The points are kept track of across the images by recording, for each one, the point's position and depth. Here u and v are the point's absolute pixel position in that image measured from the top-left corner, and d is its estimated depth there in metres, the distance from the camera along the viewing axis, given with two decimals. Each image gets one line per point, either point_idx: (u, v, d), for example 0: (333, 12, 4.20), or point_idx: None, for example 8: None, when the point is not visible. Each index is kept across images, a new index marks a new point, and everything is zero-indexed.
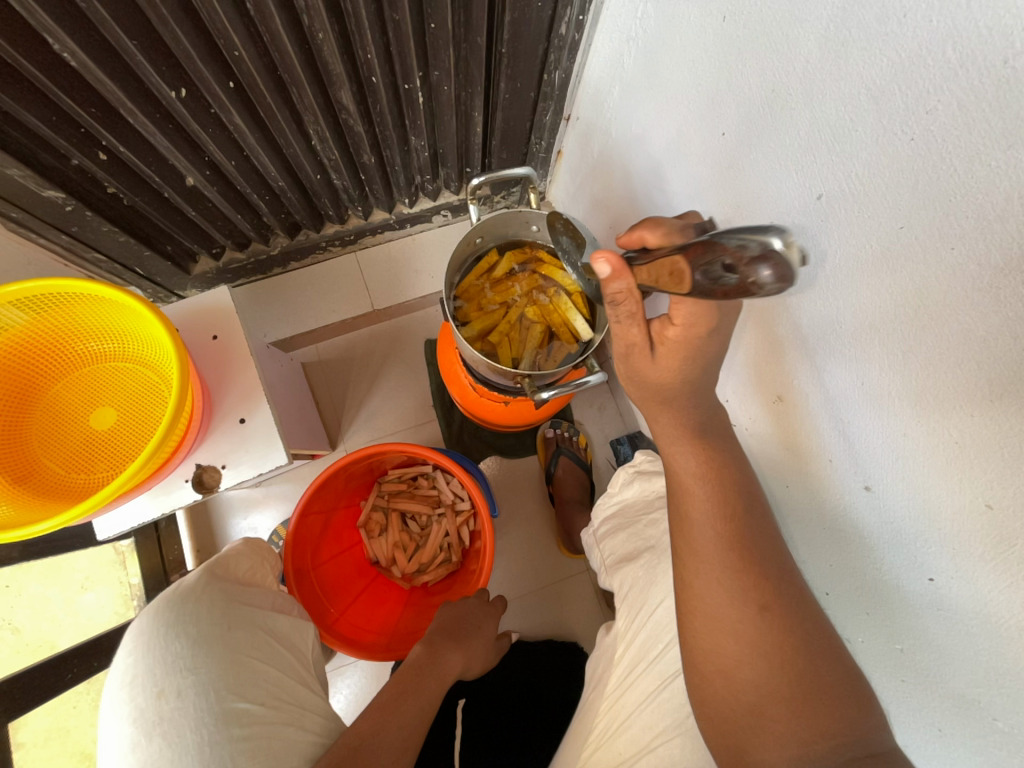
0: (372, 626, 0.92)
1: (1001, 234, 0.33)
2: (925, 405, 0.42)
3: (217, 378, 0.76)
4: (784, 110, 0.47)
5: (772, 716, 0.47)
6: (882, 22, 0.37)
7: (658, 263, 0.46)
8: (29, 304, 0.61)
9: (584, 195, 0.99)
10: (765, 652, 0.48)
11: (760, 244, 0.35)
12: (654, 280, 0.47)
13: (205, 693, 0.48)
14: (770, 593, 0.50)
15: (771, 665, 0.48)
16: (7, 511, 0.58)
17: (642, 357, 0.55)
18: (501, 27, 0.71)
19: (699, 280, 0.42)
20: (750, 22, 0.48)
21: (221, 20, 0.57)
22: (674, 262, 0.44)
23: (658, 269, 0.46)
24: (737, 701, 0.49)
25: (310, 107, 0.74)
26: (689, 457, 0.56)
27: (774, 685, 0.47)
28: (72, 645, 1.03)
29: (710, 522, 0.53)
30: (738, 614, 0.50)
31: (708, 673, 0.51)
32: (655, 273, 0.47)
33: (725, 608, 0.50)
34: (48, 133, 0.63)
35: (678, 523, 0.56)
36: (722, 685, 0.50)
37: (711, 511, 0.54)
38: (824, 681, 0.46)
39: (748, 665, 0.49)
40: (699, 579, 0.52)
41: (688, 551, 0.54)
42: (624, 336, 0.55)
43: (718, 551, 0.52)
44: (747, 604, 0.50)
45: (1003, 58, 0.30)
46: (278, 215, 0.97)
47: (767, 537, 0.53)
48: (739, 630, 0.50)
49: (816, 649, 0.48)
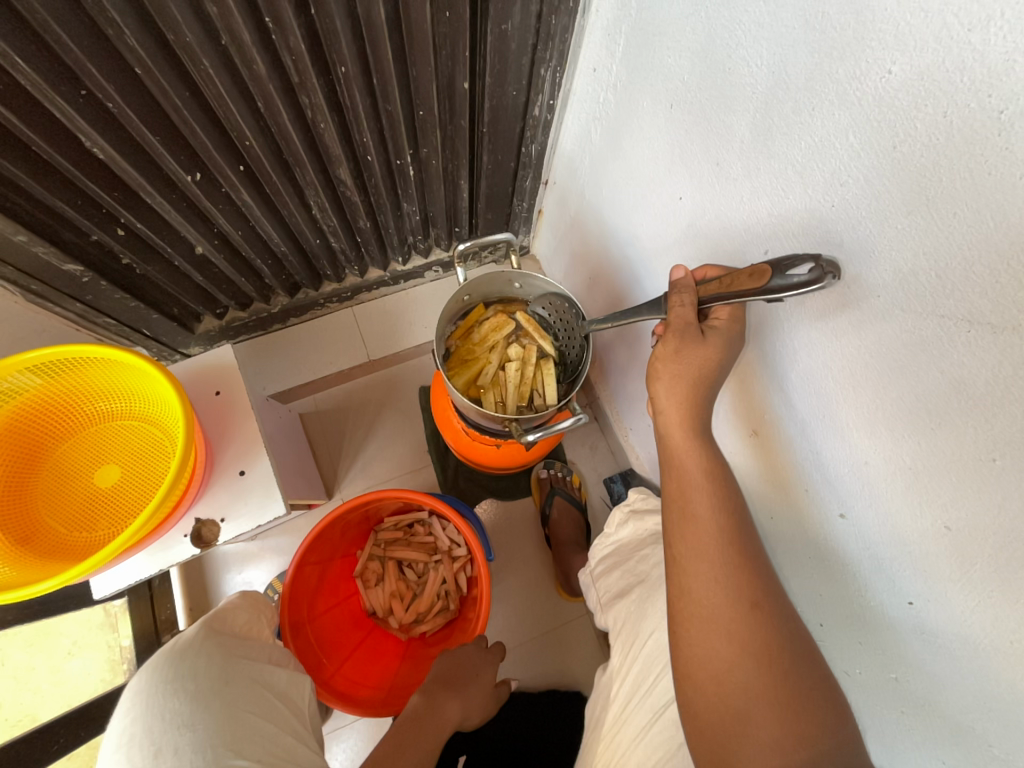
0: (369, 681, 0.90)
1: (915, 284, 0.38)
2: (879, 434, 0.46)
3: (219, 433, 0.79)
4: (728, 180, 0.54)
5: (758, 721, 0.47)
6: (796, 113, 0.44)
7: (736, 270, 0.49)
8: (44, 370, 0.65)
9: (565, 249, 1.07)
10: (752, 651, 0.50)
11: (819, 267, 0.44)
12: (729, 286, 0.50)
13: (203, 749, 0.47)
14: (759, 590, 0.52)
15: (761, 665, 0.49)
16: (8, 572, 0.59)
17: (693, 339, 0.54)
18: (482, 112, 0.81)
19: (779, 278, 0.45)
20: (692, 109, 0.56)
21: (235, 116, 0.65)
22: (756, 265, 0.47)
23: (734, 275, 0.49)
24: (727, 708, 0.49)
25: (312, 183, 0.81)
26: (700, 459, 0.57)
27: (762, 685, 0.48)
28: (55, 717, 0.98)
29: (714, 518, 0.55)
30: (729, 614, 0.51)
31: (700, 680, 0.51)
32: (728, 280, 0.50)
33: (716, 609, 0.52)
34: (73, 215, 0.69)
35: (681, 524, 0.56)
36: (714, 690, 0.50)
37: (707, 514, 0.55)
38: (804, 684, 0.49)
39: (738, 666, 0.50)
40: (696, 582, 0.53)
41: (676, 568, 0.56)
42: (683, 316, 0.54)
43: (718, 548, 0.53)
44: (739, 600, 0.51)
45: (892, 144, 0.37)
46: (279, 277, 1.03)
47: (754, 547, 0.55)
48: (732, 629, 0.51)
49: (795, 652, 0.50)
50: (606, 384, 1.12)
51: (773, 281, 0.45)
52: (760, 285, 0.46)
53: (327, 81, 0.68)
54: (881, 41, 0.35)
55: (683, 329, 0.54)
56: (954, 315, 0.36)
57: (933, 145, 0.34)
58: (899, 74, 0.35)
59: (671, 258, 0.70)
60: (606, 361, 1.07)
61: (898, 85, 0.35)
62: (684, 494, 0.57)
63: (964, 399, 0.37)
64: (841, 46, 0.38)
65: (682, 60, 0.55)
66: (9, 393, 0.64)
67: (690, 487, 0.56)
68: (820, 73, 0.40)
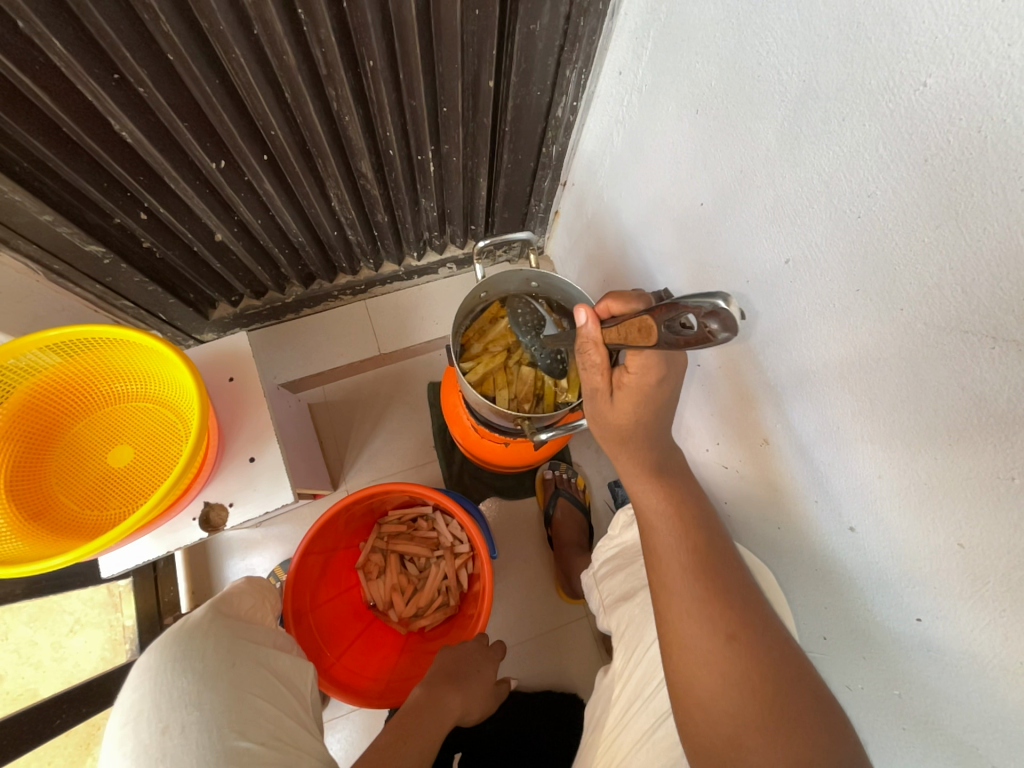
0: (368, 673, 0.90)
1: (940, 299, 0.38)
2: (894, 448, 0.45)
3: (231, 419, 0.80)
4: (751, 187, 0.54)
5: (749, 746, 0.48)
6: (825, 123, 0.44)
7: (628, 320, 0.52)
8: (64, 349, 0.66)
9: (579, 251, 1.07)
10: (737, 680, 0.50)
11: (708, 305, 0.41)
12: (625, 337, 0.53)
13: (208, 730, 0.48)
14: (735, 622, 0.52)
15: (745, 694, 0.49)
16: (20, 546, 0.60)
17: (603, 400, 0.61)
18: (505, 111, 0.81)
19: (666, 334, 0.47)
20: (718, 115, 0.56)
21: (262, 105, 0.66)
22: (642, 317, 0.49)
23: (628, 328, 0.52)
24: (716, 732, 0.50)
25: (332, 175, 0.82)
26: (652, 494, 0.60)
27: (749, 714, 0.48)
28: (54, 693, 0.99)
29: (676, 555, 0.57)
30: (707, 646, 0.52)
31: (687, 706, 0.52)
32: (624, 330, 0.53)
33: (694, 640, 0.52)
34: (98, 196, 0.70)
35: (649, 561, 0.59)
36: (701, 716, 0.51)
37: (671, 549, 0.57)
38: (800, 706, 0.47)
39: (723, 694, 0.50)
40: (670, 612, 0.55)
41: (660, 582, 0.57)
42: (590, 379, 0.62)
43: (685, 574, 0.56)
44: (714, 633, 0.52)
45: (924, 157, 0.37)
46: (295, 267, 1.04)
47: (737, 575, 0.56)
48: (711, 661, 0.51)
49: (783, 668, 0.49)
50: None
51: (660, 338, 0.48)
52: (651, 341, 0.50)
53: (354, 74, 0.69)
54: (917, 54, 0.35)
55: (593, 391, 0.62)
56: (978, 330, 0.36)
57: (964, 159, 0.34)
58: (934, 86, 0.35)
59: (688, 262, 0.70)
60: None
61: (932, 98, 0.35)
62: (646, 532, 0.60)
63: (985, 416, 0.37)
64: (874, 57, 0.38)
65: (711, 65, 0.55)
66: (27, 370, 0.65)
67: (650, 524, 0.60)
68: (852, 85, 0.40)
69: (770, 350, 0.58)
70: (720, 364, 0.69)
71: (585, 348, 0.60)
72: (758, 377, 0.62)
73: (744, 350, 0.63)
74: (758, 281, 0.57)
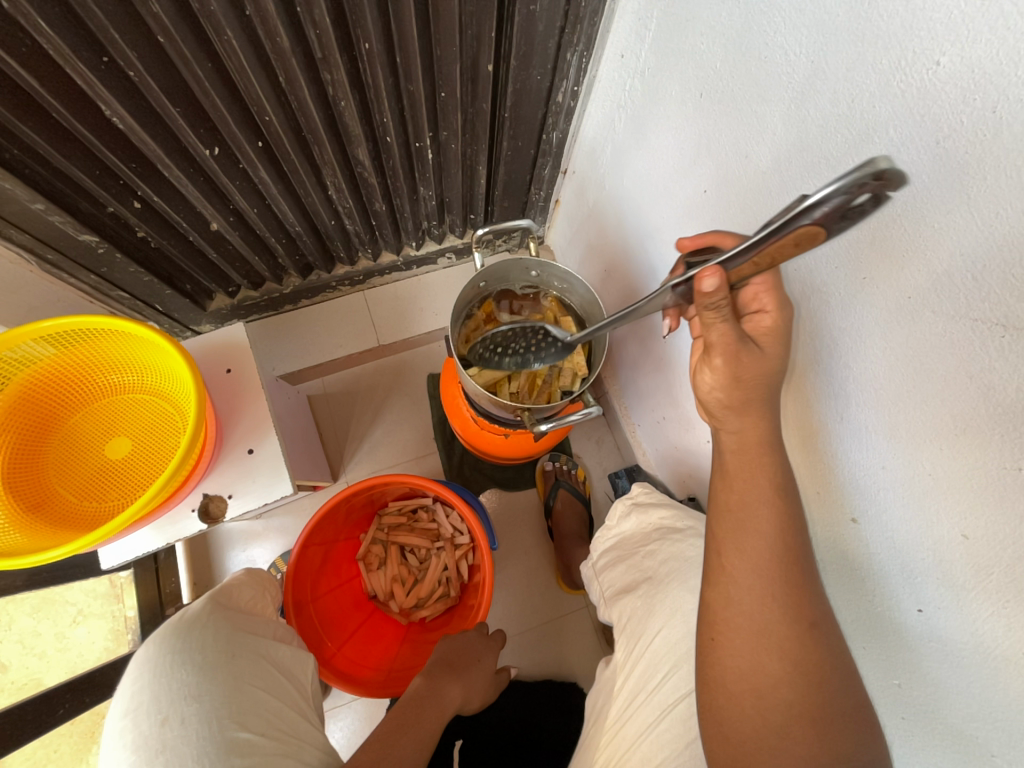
0: (369, 663, 0.91)
1: (950, 286, 0.37)
2: (900, 439, 0.44)
3: (229, 411, 0.79)
4: (756, 173, 0.53)
5: (795, 736, 0.48)
6: (834, 105, 0.42)
7: (773, 245, 0.41)
8: (58, 340, 0.65)
9: (581, 240, 1.06)
10: (805, 670, 0.49)
11: (848, 184, 0.33)
12: (759, 265, 0.45)
13: (208, 720, 0.48)
14: (818, 611, 0.51)
15: (809, 684, 0.49)
16: (19, 538, 0.60)
17: (748, 353, 0.51)
18: (504, 96, 0.80)
19: (840, 225, 0.38)
20: (722, 99, 0.55)
21: (256, 90, 0.64)
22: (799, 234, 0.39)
23: (770, 252, 0.42)
24: (764, 722, 0.49)
25: (329, 163, 0.81)
26: None
27: (805, 704, 0.48)
28: (59, 683, 1.00)
29: (778, 538, 0.51)
30: (784, 631, 0.50)
31: (737, 692, 0.51)
32: (766, 259, 0.44)
33: (771, 626, 0.50)
34: (91, 184, 0.68)
35: (725, 539, 0.54)
36: (752, 704, 0.50)
37: (771, 532, 0.52)
38: (841, 704, 0.49)
39: (784, 683, 0.49)
40: (748, 597, 0.51)
41: (742, 566, 0.52)
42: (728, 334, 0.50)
43: (775, 567, 0.51)
44: (798, 621, 0.50)
45: (935, 139, 0.35)
46: (292, 257, 1.02)
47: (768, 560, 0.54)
48: (784, 647, 0.50)
49: (839, 668, 0.50)
50: (616, 379, 1.11)
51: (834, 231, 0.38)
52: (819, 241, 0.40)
53: (350, 58, 0.67)
54: (931, 30, 0.34)
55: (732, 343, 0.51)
56: (987, 319, 0.35)
57: (978, 141, 0.33)
58: (948, 65, 0.34)
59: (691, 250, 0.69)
60: (616, 355, 1.06)
61: (946, 77, 0.34)
62: (747, 507, 0.53)
63: (992, 407, 0.36)
64: (886, 34, 0.37)
65: (716, 46, 0.53)
66: (22, 361, 0.64)
67: (758, 502, 0.53)
68: (862, 65, 0.39)
69: (775, 338, 0.57)
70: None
71: (715, 310, 0.48)
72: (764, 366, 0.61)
73: None
74: None
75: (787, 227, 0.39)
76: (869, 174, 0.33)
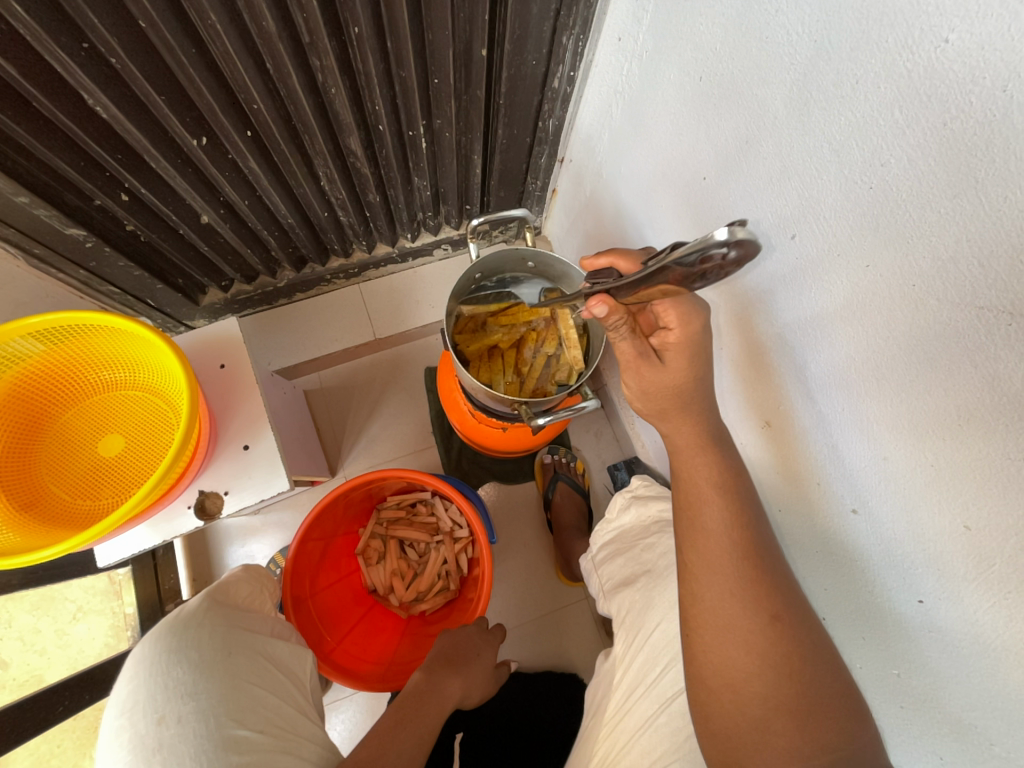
0: (369, 656, 0.91)
1: (955, 274, 0.36)
2: (902, 429, 0.44)
3: (223, 406, 0.78)
4: (756, 158, 0.52)
5: (777, 729, 0.48)
6: (838, 86, 0.41)
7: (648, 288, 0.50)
8: (47, 336, 0.64)
9: (578, 230, 1.04)
10: (774, 662, 0.49)
11: (703, 246, 0.40)
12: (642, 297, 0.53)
13: (205, 718, 0.48)
14: (782, 603, 0.51)
15: (781, 676, 0.49)
16: (13, 537, 0.59)
17: (651, 365, 0.58)
18: (499, 82, 0.78)
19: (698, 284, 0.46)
20: (723, 83, 0.53)
21: (243, 78, 0.63)
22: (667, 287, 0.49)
23: (648, 292, 0.52)
24: (742, 715, 0.49)
25: (320, 152, 0.79)
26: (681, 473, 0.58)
27: (781, 697, 0.48)
28: (60, 679, 1.00)
29: (728, 530, 0.54)
30: (753, 625, 0.51)
31: (714, 686, 0.51)
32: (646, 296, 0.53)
33: (735, 619, 0.51)
34: (76, 177, 0.67)
35: (694, 536, 0.56)
36: (730, 697, 0.50)
37: (724, 527, 0.54)
38: (825, 694, 0.48)
39: (758, 677, 0.49)
40: (711, 593, 0.53)
41: (700, 561, 0.54)
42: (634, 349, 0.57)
43: (733, 561, 0.53)
44: (761, 613, 0.51)
45: (943, 121, 0.34)
46: (286, 250, 1.01)
47: (765, 551, 0.54)
48: (772, 639, 0.50)
49: (817, 659, 0.50)
50: (614, 371, 1.10)
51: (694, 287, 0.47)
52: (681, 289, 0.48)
53: (339, 42, 0.65)
54: (939, 7, 0.33)
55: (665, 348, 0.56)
56: (993, 307, 0.34)
57: (987, 122, 0.32)
58: (956, 43, 0.32)
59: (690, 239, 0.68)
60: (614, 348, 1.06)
61: (953, 56, 0.33)
62: (696, 502, 0.56)
63: (998, 396, 0.35)
64: (892, 12, 0.36)
65: (716, 27, 0.52)
66: (10, 359, 0.63)
67: (703, 498, 0.56)
68: (867, 43, 0.38)
69: (776, 328, 0.56)
70: (728, 349, 0.67)
71: (615, 330, 0.56)
72: (764, 354, 0.60)
73: (751, 327, 0.61)
74: (765, 259, 0.55)
75: (652, 279, 0.49)
76: (721, 241, 0.39)
